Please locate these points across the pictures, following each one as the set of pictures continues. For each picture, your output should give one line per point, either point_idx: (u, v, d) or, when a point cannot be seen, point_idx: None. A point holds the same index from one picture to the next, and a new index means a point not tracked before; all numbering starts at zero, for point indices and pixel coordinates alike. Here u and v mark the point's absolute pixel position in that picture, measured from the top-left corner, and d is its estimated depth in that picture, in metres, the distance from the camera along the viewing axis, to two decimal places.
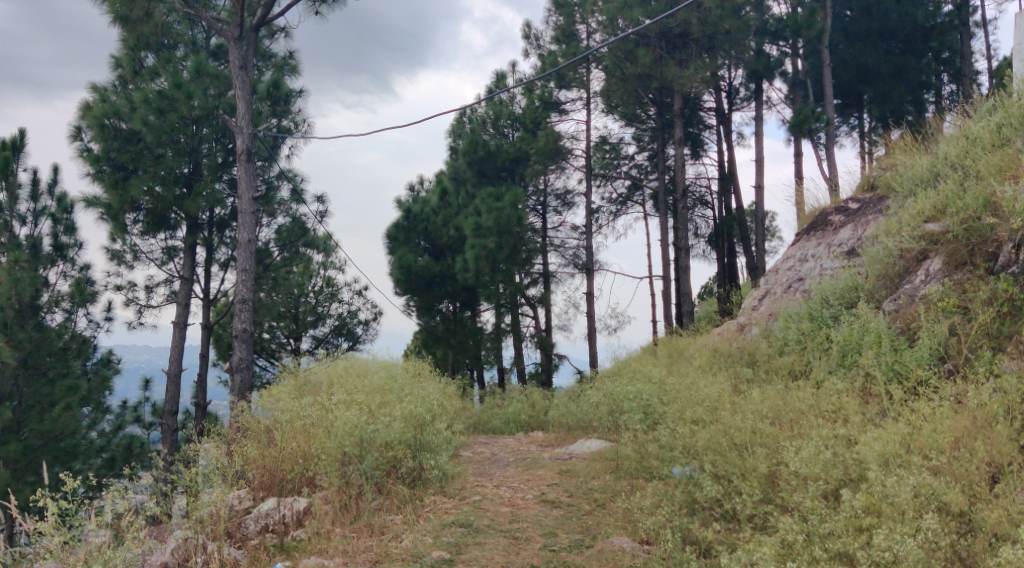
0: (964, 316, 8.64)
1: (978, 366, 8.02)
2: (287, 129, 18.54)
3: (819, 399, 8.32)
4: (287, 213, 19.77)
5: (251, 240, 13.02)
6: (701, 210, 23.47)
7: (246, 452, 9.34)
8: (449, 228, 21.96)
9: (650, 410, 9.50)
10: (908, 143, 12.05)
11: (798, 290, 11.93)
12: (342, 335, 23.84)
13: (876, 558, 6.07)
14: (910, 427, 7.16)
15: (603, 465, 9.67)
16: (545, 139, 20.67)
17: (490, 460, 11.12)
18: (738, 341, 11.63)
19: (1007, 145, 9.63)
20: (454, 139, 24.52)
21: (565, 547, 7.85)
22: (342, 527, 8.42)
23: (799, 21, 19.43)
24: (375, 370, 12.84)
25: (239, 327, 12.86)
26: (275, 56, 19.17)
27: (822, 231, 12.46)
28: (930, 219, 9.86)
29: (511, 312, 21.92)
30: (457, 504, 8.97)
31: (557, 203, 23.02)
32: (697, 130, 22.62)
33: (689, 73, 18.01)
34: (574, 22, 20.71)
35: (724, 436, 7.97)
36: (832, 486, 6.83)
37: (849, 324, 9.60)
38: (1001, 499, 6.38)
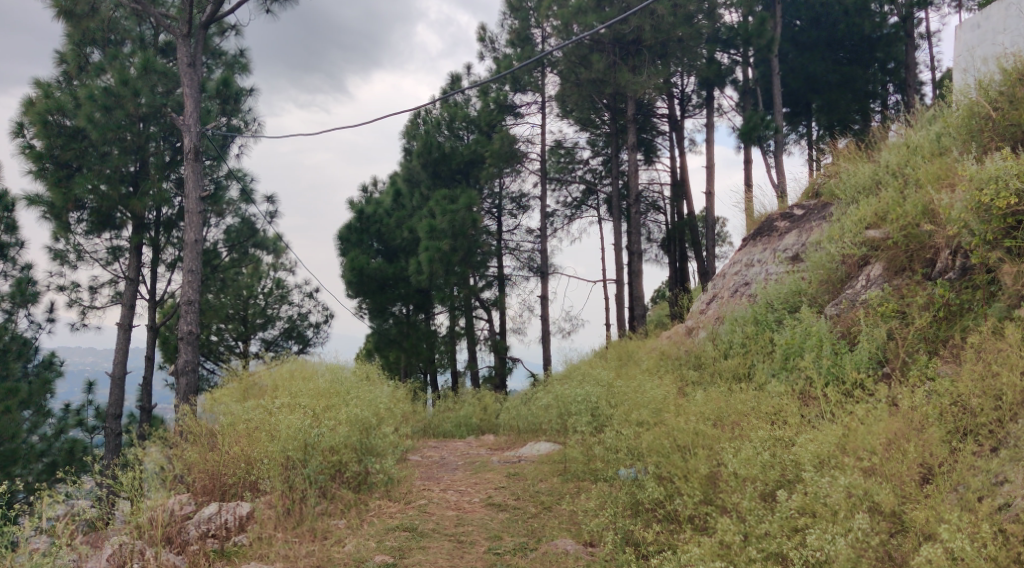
0: (902, 321, 8.78)
1: (914, 370, 8.12)
2: (236, 129, 18.38)
3: (760, 401, 8.48)
4: (236, 213, 19.56)
5: (198, 240, 12.79)
6: (653, 215, 23.73)
7: (188, 455, 9.23)
8: (402, 230, 21.78)
9: (598, 413, 9.63)
10: (853, 151, 12.28)
11: (744, 294, 12.08)
12: (291, 338, 23.60)
13: (809, 558, 6.17)
14: (847, 428, 7.25)
15: (551, 468, 9.67)
16: (499, 142, 20.86)
17: (438, 464, 11.05)
18: (686, 344, 11.73)
19: (945, 154, 9.86)
20: (408, 141, 24.41)
21: (509, 550, 7.84)
22: (284, 532, 8.29)
23: (749, 30, 19.73)
24: (322, 373, 12.74)
25: (185, 329, 12.63)
26: (225, 53, 18.88)
27: (767, 236, 12.67)
28: (871, 226, 10.05)
29: (465, 315, 21.82)
30: (402, 508, 8.90)
31: (512, 206, 23.08)
32: (650, 135, 22.84)
33: (642, 80, 18.09)
34: (529, 26, 20.73)
35: (667, 438, 8.10)
36: (769, 487, 6.97)
37: (792, 328, 9.79)
38: (930, 499, 6.37)
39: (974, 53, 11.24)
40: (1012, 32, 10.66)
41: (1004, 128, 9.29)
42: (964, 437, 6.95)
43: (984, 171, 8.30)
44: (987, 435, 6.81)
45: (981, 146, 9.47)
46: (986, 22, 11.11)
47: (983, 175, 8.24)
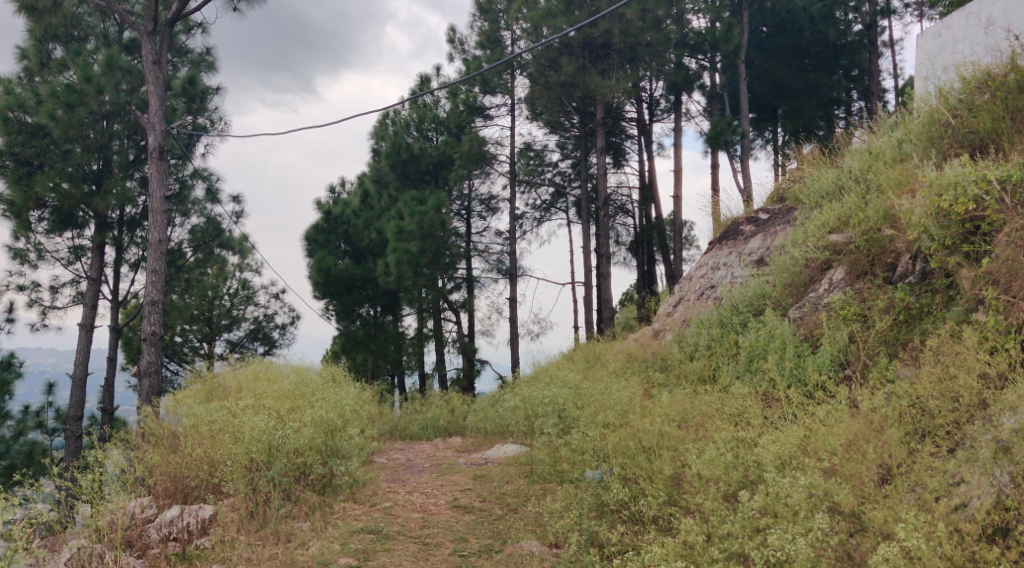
0: (863, 324, 8.89)
1: (874, 371, 8.22)
2: (202, 127, 18.18)
3: (724, 403, 8.56)
4: (201, 213, 19.38)
5: (162, 240, 12.63)
6: (622, 218, 23.85)
7: (150, 458, 9.12)
8: (370, 231, 21.68)
9: (565, 415, 9.69)
10: (817, 156, 12.42)
11: (710, 297, 12.18)
12: (257, 339, 23.41)
13: (769, 558, 6.24)
14: (808, 430, 7.33)
15: (518, 470, 9.66)
16: (468, 143, 20.76)
17: (405, 466, 11.00)
18: (652, 347, 11.79)
19: (906, 160, 9.99)
20: (376, 141, 24.31)
21: (474, 552, 7.83)
22: (247, 534, 8.23)
23: (716, 36, 19.91)
24: (287, 375, 12.64)
25: (148, 330, 12.46)
26: (191, 51, 18.67)
27: (733, 240, 12.79)
28: (834, 230, 10.18)
29: (433, 317, 21.77)
30: (366, 511, 8.85)
31: (482, 208, 23.07)
32: (619, 139, 22.96)
33: (611, 83, 18.19)
34: (499, 28, 20.73)
35: (632, 440, 8.15)
36: (732, 487, 7.03)
37: (757, 331, 9.90)
38: (888, 499, 6.41)
39: (935, 61, 11.46)
40: (971, 41, 10.86)
41: (964, 135, 9.43)
42: (922, 438, 6.99)
43: (944, 176, 8.43)
44: (944, 436, 6.87)
45: (940, 152, 9.60)
46: (946, 31, 11.31)
47: (943, 181, 8.36)
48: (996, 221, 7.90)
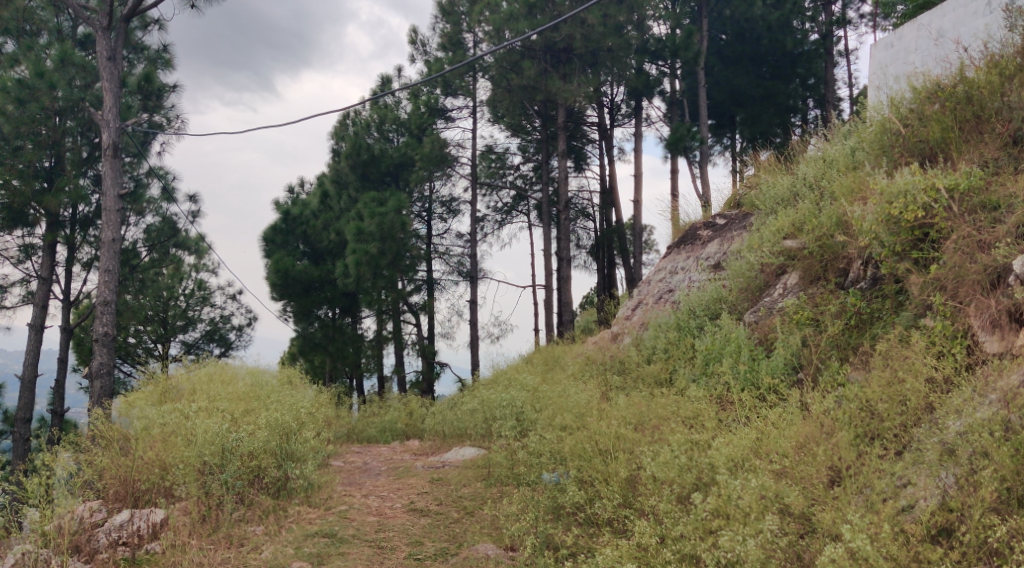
0: (816, 328, 9.02)
1: (827, 375, 8.34)
2: (158, 125, 17.94)
3: (680, 406, 8.65)
4: (156, 212, 19.11)
5: (116, 239, 12.42)
6: (582, 222, 23.99)
7: (99, 461, 8.95)
8: (330, 232, 21.54)
9: (523, 417, 9.73)
10: (773, 163, 12.60)
11: (667, 300, 12.28)
12: (213, 340, 23.16)
13: (721, 559, 6.29)
14: (760, 433, 7.43)
15: (475, 473, 9.64)
16: (430, 145, 20.71)
17: (361, 470, 10.92)
18: (611, 350, 11.86)
19: (858, 168, 10.17)
20: (336, 142, 24.16)
21: (429, 555, 7.80)
22: (199, 539, 8.12)
23: (677, 43, 20.11)
24: (243, 377, 12.50)
25: (100, 331, 12.24)
26: (147, 48, 18.39)
27: (691, 245, 12.92)
28: (788, 236, 10.30)
29: (393, 319, 21.67)
30: (321, 514, 8.77)
31: (443, 210, 23.03)
32: (580, 143, 23.09)
33: (573, 87, 18.31)
34: (461, 30, 20.72)
35: (589, 442, 8.20)
36: (686, 489, 7.11)
37: (713, 334, 10.02)
38: (837, 500, 6.50)
39: (887, 71, 11.69)
40: (922, 52, 11.11)
41: (913, 144, 9.61)
42: (871, 440, 7.07)
43: (894, 184, 8.54)
44: (892, 439, 6.94)
45: (891, 160, 9.78)
46: (899, 42, 11.55)
47: (893, 190, 8.47)
48: (944, 229, 8.11)
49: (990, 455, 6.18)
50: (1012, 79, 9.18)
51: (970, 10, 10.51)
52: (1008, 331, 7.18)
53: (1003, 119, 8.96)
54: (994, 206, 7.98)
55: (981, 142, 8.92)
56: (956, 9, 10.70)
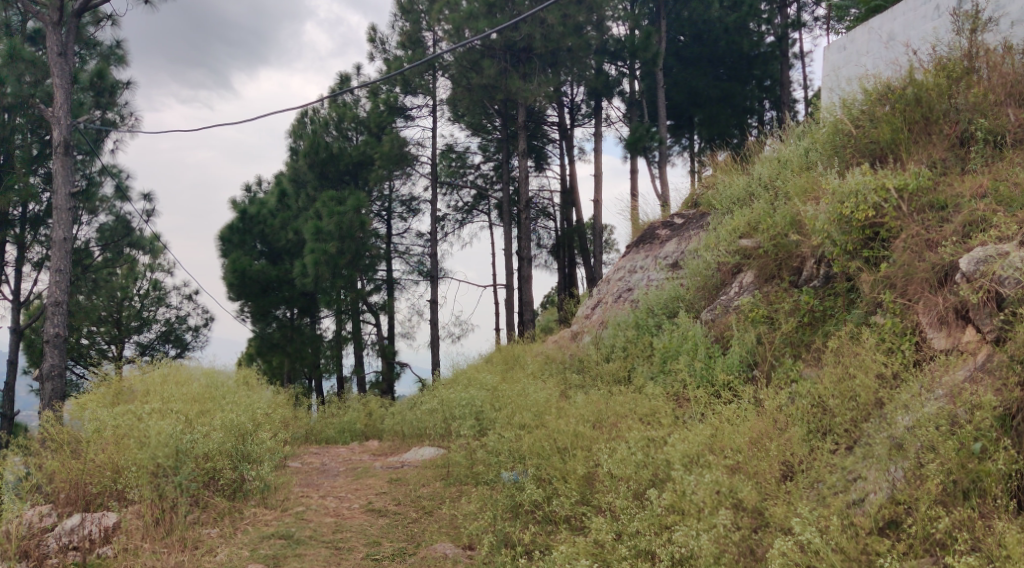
0: (770, 326, 9.14)
1: (781, 372, 8.44)
2: (111, 122, 17.67)
3: (638, 403, 8.72)
4: (109, 211, 18.81)
5: (68, 238, 12.17)
6: (543, 221, 24.07)
7: (48, 464, 8.80)
8: (287, 232, 21.34)
9: (482, 417, 9.76)
10: (729, 164, 12.75)
11: (626, 299, 12.35)
12: (168, 341, 22.85)
13: (675, 555, 6.36)
14: (715, 429, 7.51)
15: (435, 472, 9.60)
16: (389, 144, 20.61)
17: (319, 471, 10.84)
18: (571, 348, 11.92)
19: (812, 168, 10.31)
20: (294, 140, 23.93)
21: (387, 555, 7.75)
22: (152, 542, 7.99)
23: (636, 44, 20.26)
24: (198, 378, 12.33)
25: (51, 332, 11.98)
26: (100, 44, 18.04)
27: (649, 244, 13.02)
28: (744, 235, 10.42)
29: (352, 319, 21.53)
30: (278, 516, 8.69)
31: (403, 209, 22.93)
32: (541, 143, 23.16)
33: (533, 87, 18.36)
34: (420, 29, 20.65)
35: (547, 441, 8.25)
36: (642, 486, 7.20)
37: (671, 333, 10.11)
38: (788, 495, 6.59)
39: (839, 73, 11.91)
40: (873, 55, 11.32)
41: (865, 145, 9.78)
42: (824, 436, 7.19)
43: (846, 185, 8.71)
44: (843, 433, 7.04)
45: (843, 161, 9.95)
46: (851, 44, 11.75)
47: (845, 190, 8.65)
48: (894, 228, 8.26)
49: (937, 449, 6.29)
50: (959, 82, 9.40)
51: (920, 14, 10.72)
52: (955, 328, 7.32)
53: (950, 121, 9.16)
54: (942, 206, 8.12)
55: (930, 143, 9.08)
56: (906, 13, 10.90)
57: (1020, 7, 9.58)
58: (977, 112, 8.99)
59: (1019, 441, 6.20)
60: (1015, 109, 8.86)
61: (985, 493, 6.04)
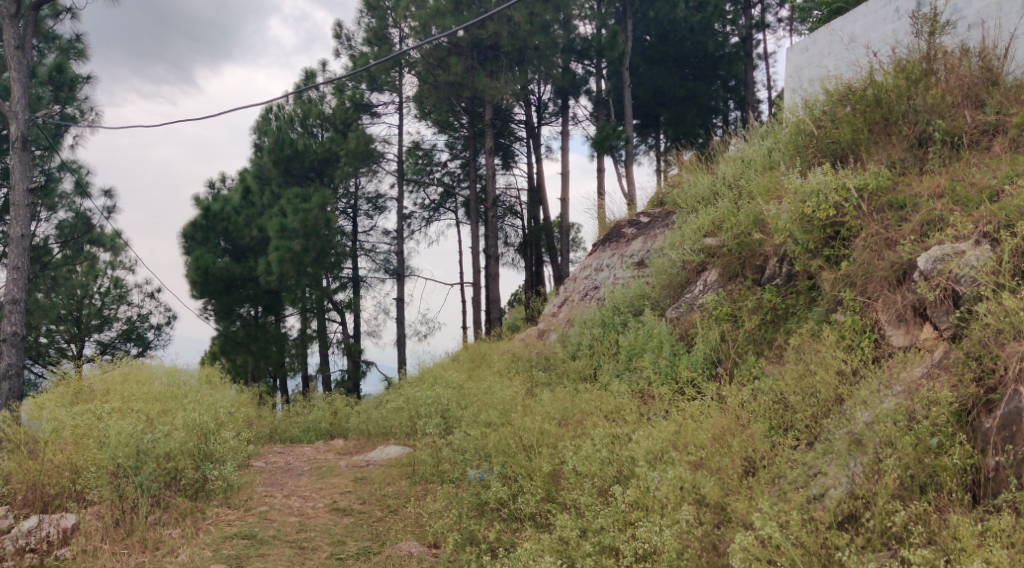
0: (734, 324, 9.23)
1: (744, 369, 8.52)
2: (71, 117, 17.37)
3: (603, 401, 8.76)
4: (69, 207, 18.50)
5: (25, 235, 11.93)
6: (510, 219, 24.08)
7: (6, 466, 8.71)
8: (252, 229, 21.12)
9: (448, 415, 9.75)
10: (694, 163, 12.85)
11: (592, 297, 12.40)
12: (130, 340, 22.53)
13: (638, 551, 6.41)
14: (679, 426, 7.57)
15: (400, 471, 9.56)
16: (355, 140, 20.48)
17: (284, 470, 10.76)
18: (537, 346, 11.96)
19: (775, 168, 10.42)
20: (258, 136, 23.71)
21: (352, 555, 7.71)
22: (112, 543, 7.89)
23: (603, 43, 20.34)
24: (160, 377, 12.16)
25: (8, 331, 11.73)
26: (59, 37, 17.67)
27: (615, 242, 13.08)
28: (708, 233, 10.50)
29: (318, 318, 21.40)
30: (241, 516, 8.61)
31: (369, 207, 22.81)
32: (508, 141, 23.16)
33: (500, 85, 18.34)
34: (387, 26, 20.55)
35: (513, 439, 8.28)
36: (607, 482, 7.24)
37: (636, 331, 10.18)
38: (750, 490, 6.64)
39: (802, 74, 12.08)
40: (835, 56, 11.47)
41: (826, 145, 9.92)
42: (785, 432, 7.27)
43: (808, 184, 8.83)
44: (804, 430, 7.12)
45: (805, 161, 10.07)
46: (813, 46, 11.92)
47: (806, 189, 8.77)
48: (854, 227, 8.38)
49: (894, 444, 6.37)
50: (917, 84, 9.52)
51: (879, 17, 10.87)
52: (913, 325, 7.43)
53: (909, 122, 9.26)
54: (900, 205, 8.23)
55: (890, 144, 9.22)
56: (866, 15, 11.05)
57: (976, 10, 9.76)
58: (935, 114, 9.13)
59: (974, 436, 6.33)
60: (971, 111, 9.05)
61: (941, 487, 6.14)
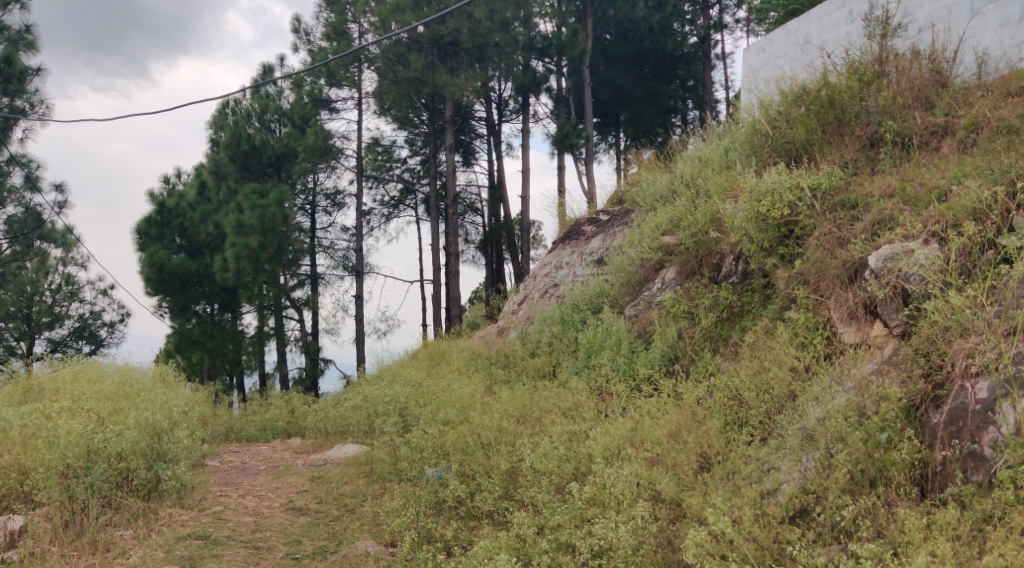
0: (691, 321, 9.31)
1: (701, 365, 8.59)
2: (20, 110, 16.99)
3: (561, 398, 8.80)
4: (19, 202, 18.11)
5: None
6: (471, 217, 24.06)
7: None
8: (208, 225, 20.80)
9: (406, 414, 9.72)
10: (653, 161, 12.94)
11: (552, 295, 12.43)
12: (82, 337, 22.13)
13: (594, 547, 6.43)
14: (636, 422, 7.63)
15: (357, 470, 9.47)
16: (313, 136, 20.27)
17: (239, 469, 10.63)
18: (497, 345, 11.96)
19: (731, 167, 10.52)
20: (214, 131, 23.40)
21: (308, 554, 7.64)
22: (61, 545, 7.78)
23: (563, 40, 20.38)
24: (112, 375, 11.95)
25: None
26: (8, 28, 17.14)
27: (575, 240, 13.12)
28: (666, 232, 10.58)
29: (275, 315, 21.19)
30: (195, 516, 8.50)
31: (327, 203, 22.62)
32: (469, 138, 23.12)
33: (460, 82, 18.26)
34: (346, 21, 20.40)
35: (472, 437, 8.28)
36: (564, 479, 7.27)
37: (595, 328, 10.23)
38: (705, 486, 6.70)
39: (757, 74, 12.31)
40: (790, 57, 11.66)
41: (781, 145, 10.04)
42: (740, 428, 7.36)
43: (763, 184, 8.97)
44: (758, 426, 7.20)
45: (760, 161, 10.19)
46: (769, 47, 12.11)
47: (762, 188, 8.91)
48: (807, 226, 8.50)
49: (845, 439, 6.46)
50: (870, 86, 9.69)
51: (834, 19, 11.03)
52: (864, 323, 7.54)
53: (861, 123, 9.46)
54: (852, 205, 8.37)
55: (842, 144, 9.38)
56: (820, 17, 11.21)
57: (926, 13, 10.01)
58: (886, 115, 9.27)
59: (922, 431, 6.44)
60: (922, 112, 9.16)
61: (890, 481, 6.23)
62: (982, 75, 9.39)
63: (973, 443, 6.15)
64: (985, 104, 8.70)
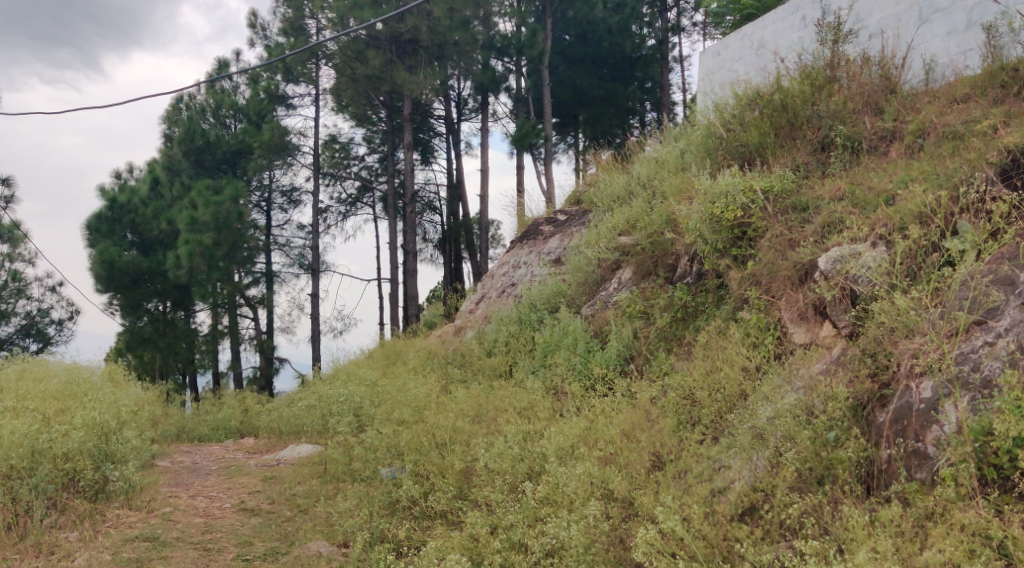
0: (645, 321, 9.38)
1: (655, 366, 8.66)
2: None
3: (517, 398, 8.82)
4: None
5: None
6: (429, 215, 23.99)
7: None
8: (160, 222, 20.47)
9: (361, 414, 9.66)
10: (610, 163, 13.00)
11: (509, 294, 12.43)
12: (30, 335, 21.66)
13: (546, 546, 6.44)
14: (590, 423, 7.67)
15: (310, 469, 9.37)
16: (269, 132, 20.04)
17: (191, 469, 10.47)
18: (453, 344, 11.92)
19: (686, 169, 10.63)
20: (168, 126, 23.04)
21: (259, 555, 7.56)
22: (3, 548, 7.56)
23: (522, 40, 20.33)
24: (61, 373, 11.72)
25: None
26: None
27: (532, 240, 13.14)
28: (623, 232, 10.66)
29: (228, 313, 20.93)
30: (143, 517, 8.34)
31: (283, 200, 22.44)
32: (427, 136, 23.06)
33: (419, 80, 18.11)
34: (303, 17, 20.20)
35: (426, 437, 8.25)
36: (517, 478, 7.28)
37: (551, 328, 10.27)
38: (657, 485, 6.75)
39: (714, 77, 12.46)
40: (745, 61, 11.84)
41: (735, 147, 10.15)
42: (692, 427, 7.42)
43: (717, 186, 9.07)
44: (710, 426, 7.26)
45: (714, 163, 10.28)
46: (725, 50, 12.29)
47: (716, 190, 9.00)
48: (760, 228, 8.60)
49: (794, 438, 6.56)
50: (821, 90, 9.80)
51: (788, 24, 11.20)
52: (814, 323, 7.66)
53: (813, 127, 9.57)
54: (803, 207, 8.50)
55: (795, 147, 9.51)
56: (775, 22, 11.37)
57: (877, 20, 10.25)
58: (837, 119, 9.41)
59: (868, 429, 6.55)
60: (871, 117, 9.35)
61: (837, 479, 6.32)
62: (930, 82, 9.60)
63: (918, 442, 6.25)
64: (932, 110, 8.85)
